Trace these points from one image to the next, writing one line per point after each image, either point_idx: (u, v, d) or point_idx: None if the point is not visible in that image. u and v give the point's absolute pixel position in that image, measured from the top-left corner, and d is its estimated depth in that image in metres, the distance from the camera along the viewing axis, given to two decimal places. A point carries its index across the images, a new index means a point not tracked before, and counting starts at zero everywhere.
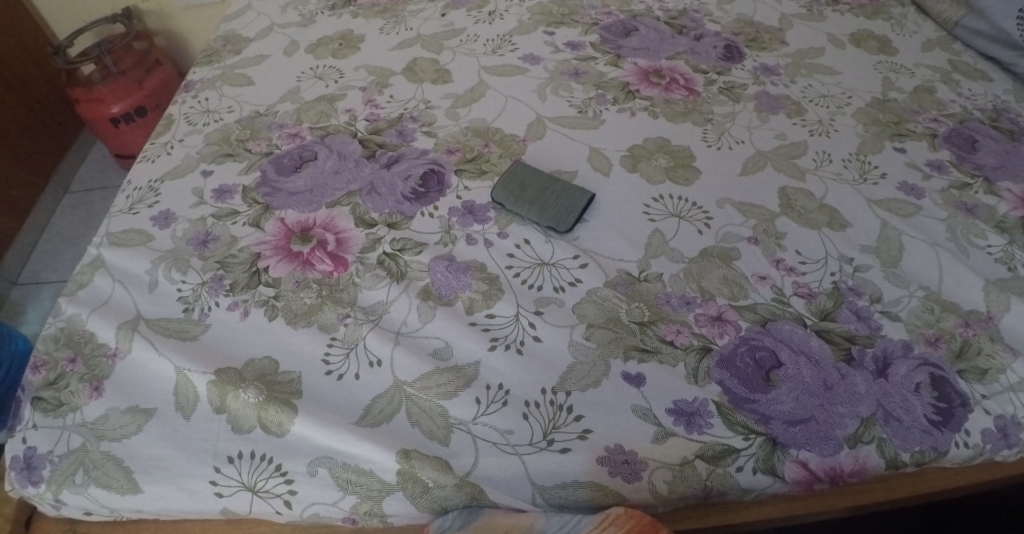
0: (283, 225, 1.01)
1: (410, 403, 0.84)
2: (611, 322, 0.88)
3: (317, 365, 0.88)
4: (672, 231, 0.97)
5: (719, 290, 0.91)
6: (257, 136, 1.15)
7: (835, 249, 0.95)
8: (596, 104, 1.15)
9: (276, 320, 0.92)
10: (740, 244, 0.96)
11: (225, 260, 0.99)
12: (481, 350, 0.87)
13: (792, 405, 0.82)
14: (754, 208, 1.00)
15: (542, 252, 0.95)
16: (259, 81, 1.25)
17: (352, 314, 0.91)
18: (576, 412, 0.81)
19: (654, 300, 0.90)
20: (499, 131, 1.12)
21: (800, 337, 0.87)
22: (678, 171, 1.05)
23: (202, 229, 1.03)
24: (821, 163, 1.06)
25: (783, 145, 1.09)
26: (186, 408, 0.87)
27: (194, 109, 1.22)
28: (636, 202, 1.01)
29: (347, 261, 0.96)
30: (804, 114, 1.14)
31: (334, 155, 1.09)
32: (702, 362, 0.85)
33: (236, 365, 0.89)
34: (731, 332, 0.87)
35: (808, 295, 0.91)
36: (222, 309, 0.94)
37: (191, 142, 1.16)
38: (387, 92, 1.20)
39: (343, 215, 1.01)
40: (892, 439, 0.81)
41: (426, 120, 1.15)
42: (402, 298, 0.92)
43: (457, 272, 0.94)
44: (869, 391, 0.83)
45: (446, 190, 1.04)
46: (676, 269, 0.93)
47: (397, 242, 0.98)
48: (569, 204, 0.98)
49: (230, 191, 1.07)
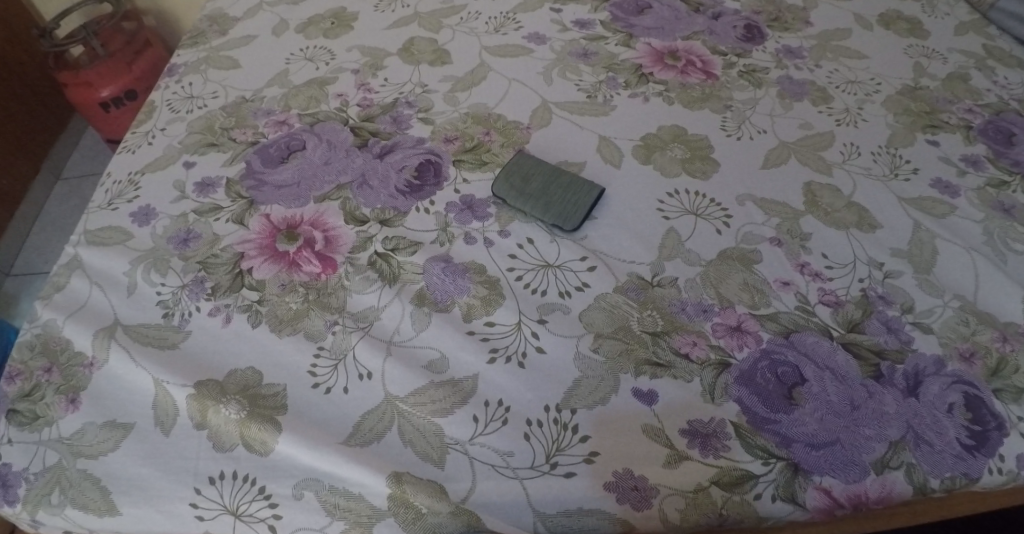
0: (269, 222, 0.94)
1: (402, 420, 0.77)
2: (621, 332, 0.81)
3: (303, 377, 0.81)
4: (688, 230, 0.89)
5: (738, 296, 0.84)
6: (242, 124, 1.08)
7: (865, 252, 0.87)
8: (606, 89, 1.07)
9: (259, 327, 0.86)
10: (761, 245, 0.88)
11: (206, 260, 0.92)
12: (479, 362, 0.80)
13: (815, 426, 0.75)
14: (776, 204, 0.92)
15: (546, 253, 0.88)
16: (245, 64, 1.18)
17: (340, 321, 0.85)
18: (581, 433, 0.75)
19: (667, 307, 0.83)
20: (501, 118, 1.04)
21: (826, 351, 0.80)
22: (694, 163, 0.96)
23: (183, 226, 0.96)
24: (849, 156, 0.98)
25: (808, 135, 1.00)
26: (165, 423, 0.82)
27: (177, 94, 1.15)
28: (649, 198, 0.93)
29: (336, 262, 0.89)
30: (831, 102, 1.04)
31: (324, 144, 1.02)
32: (719, 378, 0.78)
33: (217, 377, 0.83)
34: (751, 345, 0.80)
35: (834, 304, 0.83)
36: (203, 315, 0.88)
37: (173, 131, 1.09)
38: (381, 75, 1.12)
39: (332, 211, 0.94)
40: (921, 465, 0.75)
41: (422, 105, 1.06)
42: (396, 303, 0.85)
43: (454, 275, 0.87)
44: (899, 412, 0.76)
45: (443, 183, 0.96)
46: (692, 273, 0.86)
47: (390, 241, 0.91)
48: (576, 200, 0.90)
49: (213, 184, 1.00)
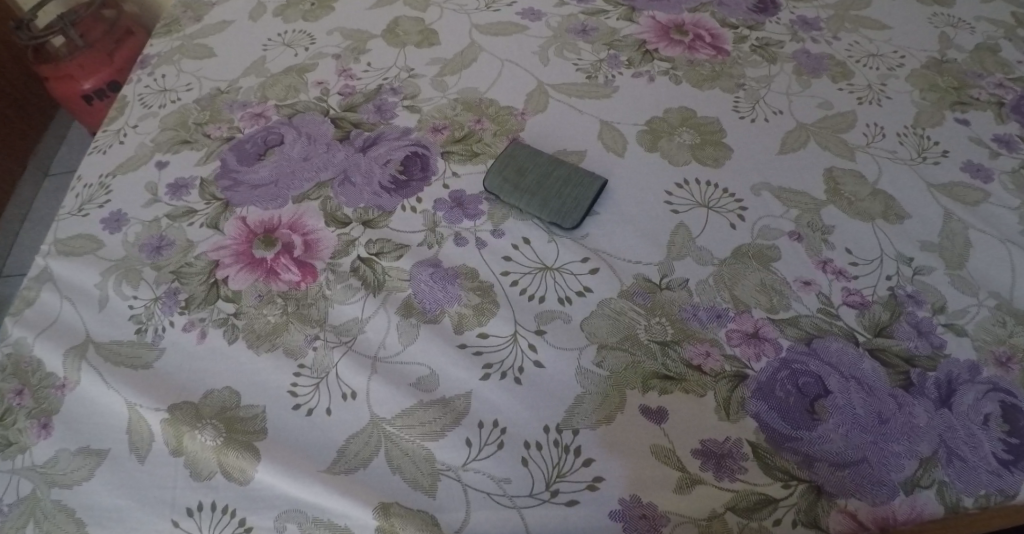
0: (245, 226, 0.87)
1: (390, 444, 0.71)
2: (626, 342, 0.74)
3: (283, 398, 0.75)
4: (698, 225, 0.81)
5: (755, 299, 0.76)
6: (217, 118, 1.00)
7: (892, 246, 0.79)
8: (607, 68, 0.98)
9: (236, 343, 0.80)
10: (779, 240, 0.80)
11: (179, 269, 0.86)
12: (471, 378, 0.73)
13: (840, 444, 0.69)
14: (795, 194, 0.84)
15: (544, 254, 0.80)
16: (221, 52, 1.10)
17: (321, 336, 0.78)
18: (584, 456, 0.69)
19: (677, 313, 0.75)
20: (492, 103, 0.96)
21: (851, 359, 0.73)
22: (704, 149, 0.88)
23: (156, 232, 0.90)
24: (873, 138, 0.89)
25: (828, 115, 0.91)
26: (140, 450, 0.76)
27: (149, 88, 1.08)
28: (655, 189, 0.85)
29: (316, 269, 0.83)
30: (851, 78, 0.95)
31: (303, 138, 0.95)
32: (734, 393, 0.71)
33: (193, 399, 0.77)
34: (769, 353, 0.73)
35: (860, 305, 0.76)
36: (176, 330, 0.82)
37: (145, 129, 1.02)
38: (363, 59, 1.03)
39: (312, 213, 0.87)
40: (955, 483, 0.68)
41: (408, 92, 0.98)
42: (381, 313, 0.79)
43: (443, 282, 0.80)
44: (931, 425, 0.69)
45: (430, 178, 0.89)
46: (703, 273, 0.78)
47: (374, 244, 0.84)
48: (576, 195, 0.83)
49: (186, 185, 0.94)
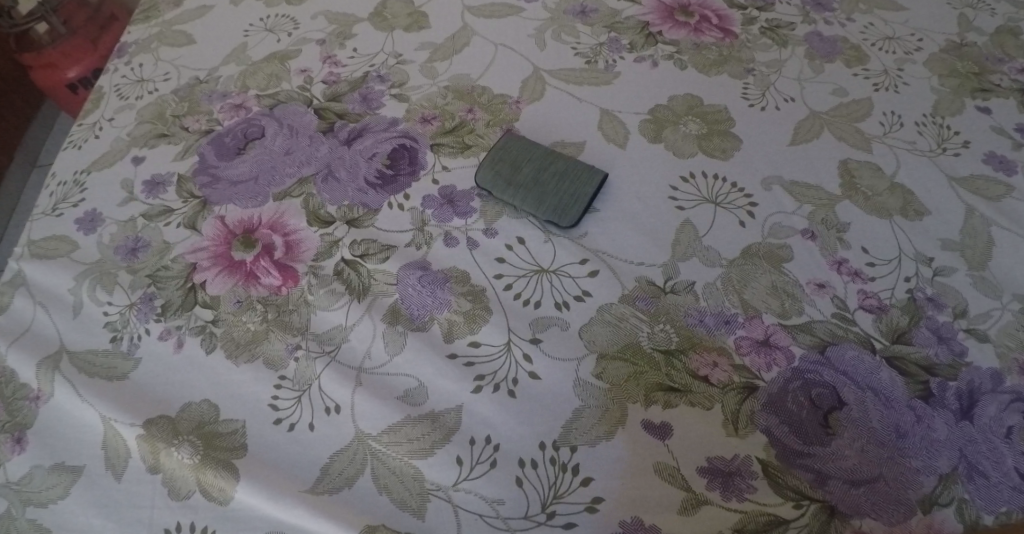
0: (224, 226, 0.83)
1: (376, 462, 0.67)
2: (628, 351, 0.69)
3: (264, 412, 0.71)
4: (705, 223, 0.76)
5: (766, 304, 0.71)
6: (195, 110, 0.95)
7: (911, 245, 0.74)
8: (608, 52, 0.92)
9: (214, 352, 0.75)
10: (792, 239, 0.75)
11: (155, 273, 0.81)
12: (462, 391, 0.69)
13: (855, 460, 0.64)
14: (808, 188, 0.78)
15: (540, 255, 0.75)
16: (201, 39, 1.04)
17: (303, 345, 0.73)
18: (582, 475, 0.64)
19: (683, 319, 0.70)
20: (485, 91, 0.90)
21: (867, 368, 0.68)
22: (711, 140, 0.82)
23: (131, 233, 0.86)
24: (891, 128, 0.83)
25: (843, 103, 0.85)
26: (116, 466, 0.72)
27: (126, 78, 1.02)
28: (658, 183, 0.79)
29: (298, 273, 0.78)
30: (866, 62, 0.89)
31: (285, 131, 0.89)
32: (743, 406, 0.67)
33: (170, 413, 0.73)
34: (780, 363, 0.68)
35: (877, 309, 0.71)
36: (153, 339, 0.78)
37: (121, 122, 0.97)
38: (349, 45, 0.98)
39: (293, 211, 0.82)
40: (976, 500, 0.63)
41: (395, 79, 0.93)
42: (365, 320, 0.73)
43: (432, 286, 0.74)
44: (951, 438, 0.65)
45: (419, 172, 0.83)
46: (710, 276, 0.73)
47: (359, 245, 0.78)
48: (574, 190, 0.77)
49: (162, 183, 0.89)
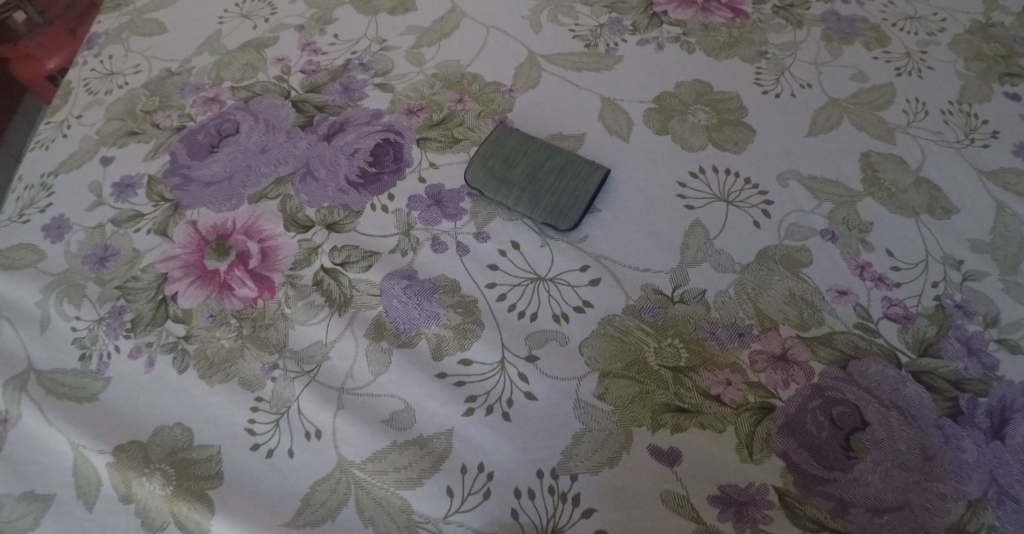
0: (197, 233, 0.77)
1: (361, 492, 0.62)
2: (633, 368, 0.63)
3: (240, 437, 0.66)
4: (717, 223, 0.70)
5: (783, 313, 0.66)
6: (167, 104, 0.89)
7: (938, 247, 0.69)
8: (608, 34, 0.85)
9: (186, 372, 0.70)
10: (811, 241, 0.69)
11: (125, 285, 0.76)
12: (452, 414, 0.63)
13: (879, 487, 0.59)
14: (827, 184, 0.72)
15: (536, 261, 0.69)
16: (174, 27, 0.98)
17: (280, 364, 0.68)
18: (583, 506, 0.59)
19: (693, 332, 0.64)
20: (476, 79, 0.83)
21: (891, 385, 0.63)
22: (722, 131, 0.76)
23: (100, 241, 0.80)
24: (915, 117, 0.76)
25: (863, 89, 0.78)
26: (87, 495, 0.68)
27: (95, 72, 0.96)
28: (664, 179, 0.73)
29: (274, 284, 0.72)
30: (887, 44, 0.81)
31: (261, 126, 0.83)
32: (759, 428, 0.61)
33: (141, 438, 0.68)
34: (799, 380, 0.63)
35: (903, 318, 0.65)
36: (123, 357, 0.73)
37: (90, 119, 0.91)
38: (329, 30, 0.91)
39: (269, 215, 0.76)
40: (1011, 529, 0.57)
41: (379, 67, 0.86)
42: (347, 336, 0.67)
43: (419, 297, 0.68)
44: (981, 460, 0.59)
45: (404, 169, 0.77)
46: (722, 283, 0.67)
47: (340, 252, 0.72)
48: (573, 188, 0.70)
49: (132, 185, 0.83)
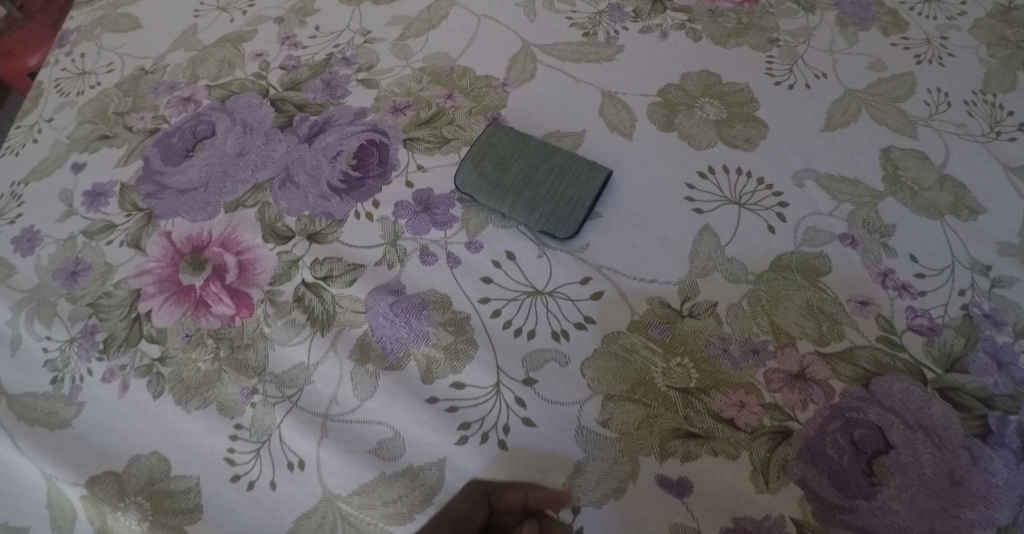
0: (171, 245, 0.72)
1: (347, 528, 0.57)
2: (639, 391, 0.58)
3: (219, 467, 0.62)
4: (728, 229, 0.65)
5: (801, 327, 0.60)
6: (140, 105, 0.84)
7: (965, 251, 0.63)
8: (608, 22, 0.79)
9: (162, 396, 0.65)
10: (830, 247, 0.64)
11: (98, 302, 0.71)
12: (444, 443, 0.59)
13: (906, 516, 0.54)
14: (846, 183, 0.67)
15: (533, 273, 0.64)
16: (148, 22, 0.92)
17: (261, 388, 0.63)
18: None
19: (703, 350, 0.60)
20: (466, 73, 0.77)
21: (917, 404, 0.58)
22: (731, 126, 0.70)
23: (71, 254, 0.75)
24: (937, 108, 0.70)
25: (882, 78, 0.72)
26: (62, 529, 0.63)
27: (67, 71, 0.90)
28: (670, 180, 0.67)
29: (252, 300, 0.67)
30: (906, 30, 0.75)
31: (239, 128, 0.78)
32: (776, 454, 0.56)
33: (117, 468, 0.64)
34: (818, 400, 0.58)
35: (928, 330, 0.60)
36: (96, 381, 0.68)
37: (61, 122, 0.85)
38: (310, 22, 0.85)
39: (247, 225, 0.71)
40: None
41: (363, 61, 0.80)
42: (331, 358, 0.63)
43: (406, 315, 0.64)
44: (1014, 485, 0.55)
45: (391, 173, 0.72)
46: (734, 295, 0.62)
47: (322, 265, 0.67)
48: (572, 192, 0.65)
49: (104, 193, 0.78)
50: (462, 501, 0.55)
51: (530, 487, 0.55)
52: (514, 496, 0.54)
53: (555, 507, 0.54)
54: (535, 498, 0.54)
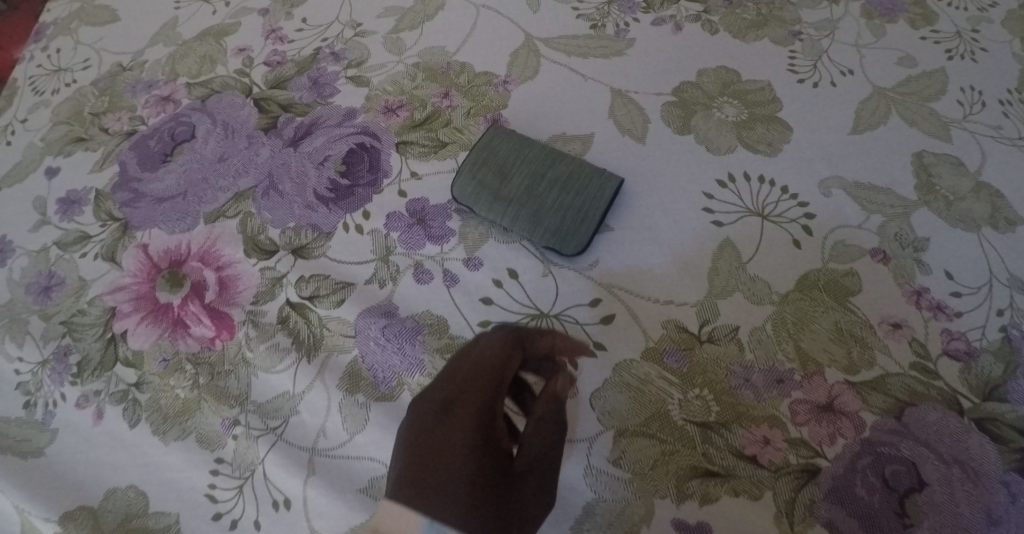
0: (148, 259, 0.67)
1: None
2: (653, 425, 0.54)
3: (200, 505, 0.57)
4: (751, 244, 0.59)
5: (829, 354, 0.55)
6: (117, 105, 0.78)
7: (1004, 267, 0.58)
8: (616, 12, 0.72)
9: (138, 426, 0.61)
10: (860, 263, 0.58)
11: (71, 320, 0.66)
12: None
13: None
14: (876, 192, 0.61)
15: (536, 293, 0.59)
16: (127, 15, 0.86)
17: (243, 419, 0.59)
18: None
19: (722, 380, 0.55)
20: (464, 69, 0.72)
21: (952, 435, 0.53)
22: (752, 128, 0.64)
23: (43, 266, 0.69)
24: (971, 108, 0.64)
25: (912, 75, 0.66)
26: None
27: (42, 68, 0.84)
28: (685, 189, 0.62)
29: (233, 322, 0.62)
30: (936, 22, 0.69)
31: (220, 130, 0.72)
32: (803, 495, 0.51)
33: (91, 504, 0.59)
34: (847, 434, 0.53)
35: (966, 356, 0.55)
36: (69, 407, 0.63)
37: (35, 123, 0.79)
38: (297, 14, 0.79)
39: (227, 238, 0.66)
40: None
41: (353, 57, 0.74)
42: (317, 387, 0.58)
43: (399, 340, 0.59)
44: None
45: (382, 180, 0.66)
46: (756, 317, 0.56)
47: (308, 284, 0.62)
48: (580, 203, 0.60)
49: (79, 201, 0.72)
50: (498, 345, 0.53)
51: (559, 335, 0.56)
52: (546, 342, 0.54)
53: (565, 487, 0.53)
54: (562, 347, 0.55)
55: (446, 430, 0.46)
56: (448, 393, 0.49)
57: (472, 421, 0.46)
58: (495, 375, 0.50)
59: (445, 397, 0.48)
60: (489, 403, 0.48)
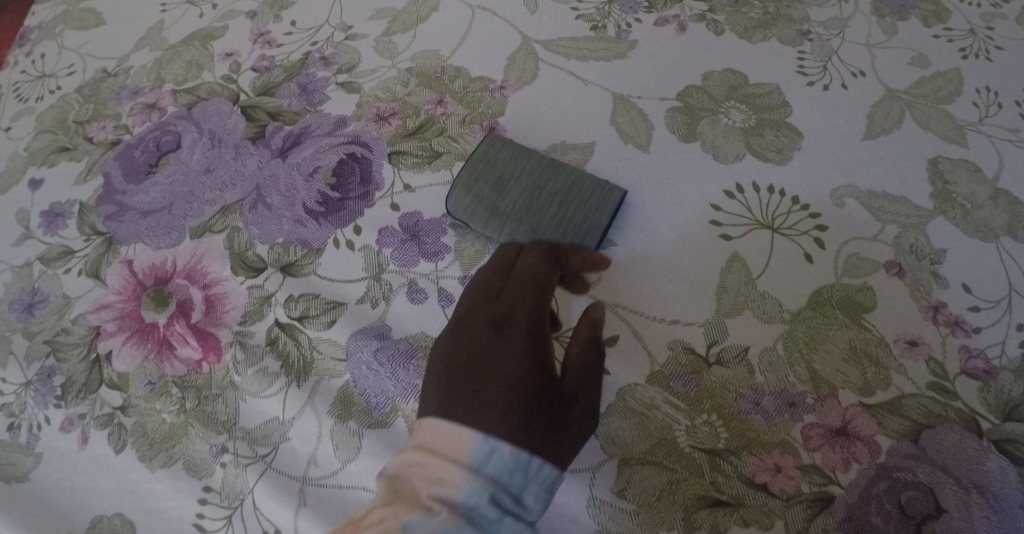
0: (132, 276, 0.64)
1: None
2: (659, 452, 0.51)
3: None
4: (761, 258, 0.56)
5: (843, 375, 0.53)
6: (101, 113, 0.75)
7: None
8: (617, 12, 0.69)
9: (124, 452, 0.58)
10: (875, 277, 0.56)
11: (54, 340, 0.64)
12: None
13: None
14: (890, 202, 0.58)
15: None
16: (111, 18, 0.83)
17: (231, 445, 0.57)
18: None
19: (731, 404, 0.52)
20: (458, 74, 0.69)
21: (972, 459, 0.50)
22: (759, 134, 0.61)
23: (26, 283, 0.67)
24: (988, 110, 0.61)
25: (926, 77, 0.63)
26: None
27: (26, 74, 0.81)
28: (690, 201, 0.59)
29: (220, 344, 0.60)
30: (950, 19, 0.66)
31: (207, 140, 0.70)
32: (816, 525, 0.49)
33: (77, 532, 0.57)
34: (862, 459, 0.50)
35: (985, 374, 0.52)
36: (53, 431, 0.60)
37: (18, 132, 0.77)
38: (285, 16, 0.76)
39: (214, 255, 0.63)
40: None
41: (343, 61, 0.71)
42: (308, 412, 0.56)
43: (392, 363, 0.56)
44: None
45: (374, 193, 0.63)
46: (765, 336, 0.54)
47: (298, 303, 0.60)
48: (580, 217, 0.57)
49: (62, 214, 0.69)
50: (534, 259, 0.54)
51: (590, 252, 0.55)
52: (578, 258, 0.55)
53: (566, 517, 0.50)
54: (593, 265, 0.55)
55: (497, 349, 0.48)
56: (494, 312, 0.51)
57: (520, 345, 0.48)
58: (534, 302, 0.50)
59: (492, 320, 0.50)
60: (529, 331, 0.49)
